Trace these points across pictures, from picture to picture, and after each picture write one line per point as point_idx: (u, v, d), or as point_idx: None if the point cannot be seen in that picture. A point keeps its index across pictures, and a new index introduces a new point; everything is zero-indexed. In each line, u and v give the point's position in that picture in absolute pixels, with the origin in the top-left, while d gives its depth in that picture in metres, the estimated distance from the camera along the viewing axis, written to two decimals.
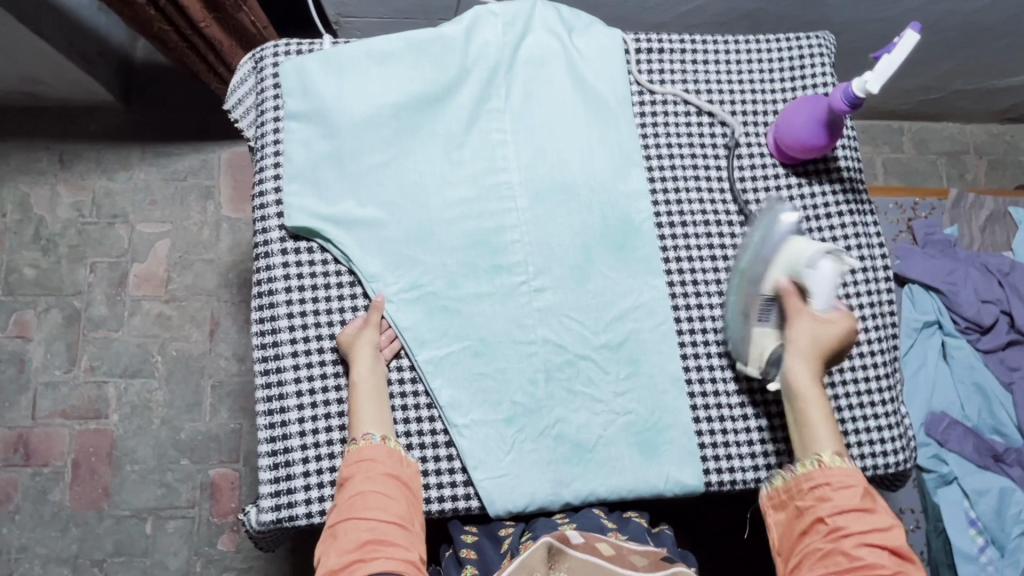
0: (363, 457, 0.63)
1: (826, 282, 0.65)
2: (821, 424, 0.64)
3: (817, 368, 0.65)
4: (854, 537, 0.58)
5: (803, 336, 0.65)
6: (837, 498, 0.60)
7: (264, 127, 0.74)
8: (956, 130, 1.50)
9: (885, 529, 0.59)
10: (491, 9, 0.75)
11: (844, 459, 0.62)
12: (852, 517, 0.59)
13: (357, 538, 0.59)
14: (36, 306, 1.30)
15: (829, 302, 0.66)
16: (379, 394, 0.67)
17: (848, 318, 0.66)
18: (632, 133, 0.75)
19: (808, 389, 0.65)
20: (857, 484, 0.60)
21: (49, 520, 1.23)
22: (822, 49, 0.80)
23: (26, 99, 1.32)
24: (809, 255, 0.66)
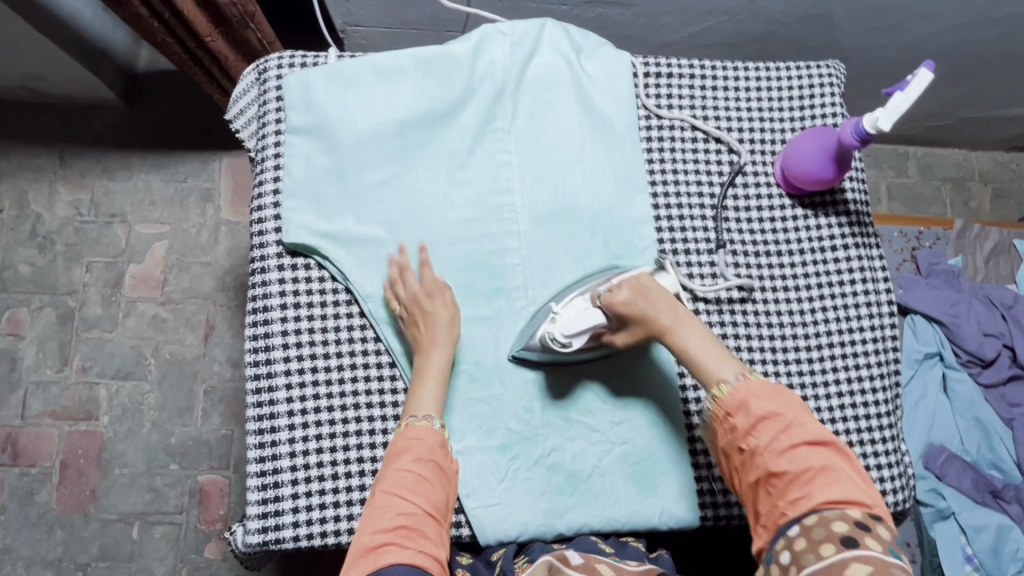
0: (421, 437, 0.61)
1: (578, 317, 0.64)
2: (705, 361, 0.61)
3: (665, 320, 0.63)
4: (772, 452, 0.56)
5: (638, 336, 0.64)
6: (742, 420, 0.58)
7: (265, 140, 0.73)
8: (961, 157, 1.49)
9: (797, 429, 0.56)
10: (500, 28, 0.75)
11: (730, 378, 0.60)
12: (764, 430, 0.57)
13: (394, 517, 0.56)
14: (30, 304, 1.28)
15: (594, 312, 0.64)
16: (446, 373, 0.65)
17: (613, 292, 0.64)
18: (638, 158, 0.75)
19: (682, 346, 0.62)
20: (748, 399, 0.58)
21: (34, 521, 1.21)
22: (832, 79, 0.79)
23: (28, 94, 1.31)
24: (560, 331, 0.64)
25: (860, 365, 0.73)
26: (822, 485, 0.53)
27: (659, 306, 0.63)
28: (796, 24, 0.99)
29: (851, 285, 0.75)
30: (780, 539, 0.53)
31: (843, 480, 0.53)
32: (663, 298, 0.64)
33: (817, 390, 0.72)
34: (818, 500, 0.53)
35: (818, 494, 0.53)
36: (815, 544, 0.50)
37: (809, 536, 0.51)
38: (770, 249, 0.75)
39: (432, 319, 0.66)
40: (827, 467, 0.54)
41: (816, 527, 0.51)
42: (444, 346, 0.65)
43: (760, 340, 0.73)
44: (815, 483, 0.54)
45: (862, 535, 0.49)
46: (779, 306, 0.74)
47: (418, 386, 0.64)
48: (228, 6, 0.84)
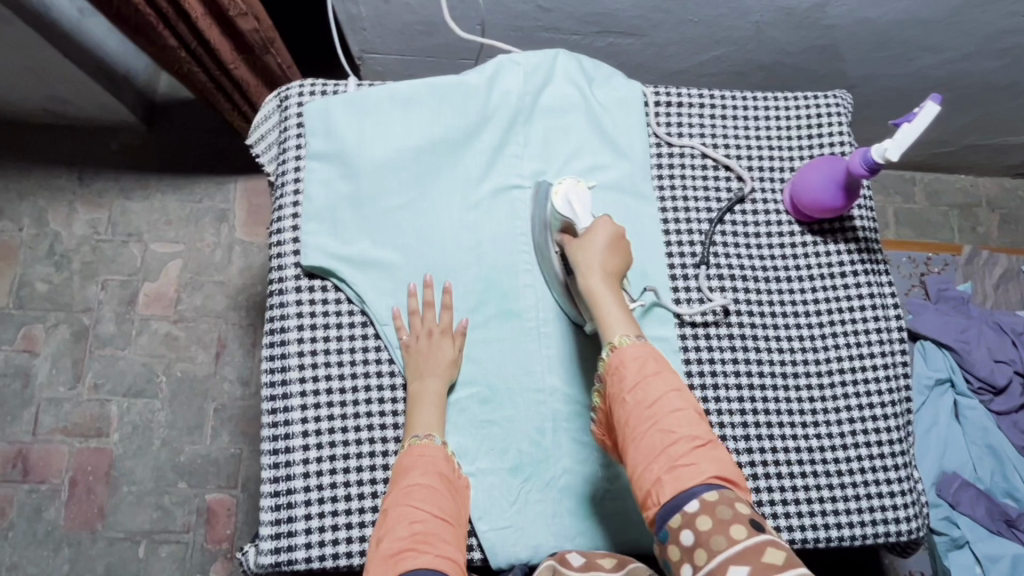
0: (423, 454, 0.62)
1: (583, 201, 0.67)
2: (614, 312, 0.62)
3: (607, 269, 0.64)
4: (662, 413, 0.56)
5: (577, 258, 0.65)
6: (635, 375, 0.58)
7: (285, 164, 0.75)
8: (968, 184, 1.50)
9: (685, 394, 0.58)
10: (514, 58, 0.77)
11: (632, 337, 0.61)
12: (656, 392, 0.57)
13: (410, 525, 0.56)
14: (45, 320, 1.30)
15: (587, 213, 0.67)
16: (442, 397, 0.67)
17: (609, 219, 0.65)
18: (648, 184, 0.76)
19: (594, 294, 0.63)
20: (647, 356, 0.59)
21: (42, 539, 1.21)
22: (839, 108, 0.81)
23: (51, 117, 1.34)
24: (564, 193, 0.68)
25: (871, 391, 0.73)
26: (710, 457, 0.54)
27: (618, 259, 0.65)
28: (803, 53, 1.01)
29: (861, 311, 0.75)
30: (677, 515, 0.52)
31: (727, 456, 0.55)
32: (623, 259, 0.65)
33: (828, 415, 0.72)
34: (709, 474, 0.53)
35: (709, 466, 0.54)
36: (723, 525, 0.50)
37: (713, 514, 0.51)
38: (779, 275, 0.76)
39: (434, 354, 0.68)
40: (713, 441, 0.56)
41: (720, 505, 0.51)
42: (442, 374, 0.67)
43: (772, 366, 0.73)
44: (703, 453, 0.55)
45: (760, 518, 0.51)
46: (790, 331, 0.74)
47: (415, 409, 0.66)
48: (251, 34, 0.89)
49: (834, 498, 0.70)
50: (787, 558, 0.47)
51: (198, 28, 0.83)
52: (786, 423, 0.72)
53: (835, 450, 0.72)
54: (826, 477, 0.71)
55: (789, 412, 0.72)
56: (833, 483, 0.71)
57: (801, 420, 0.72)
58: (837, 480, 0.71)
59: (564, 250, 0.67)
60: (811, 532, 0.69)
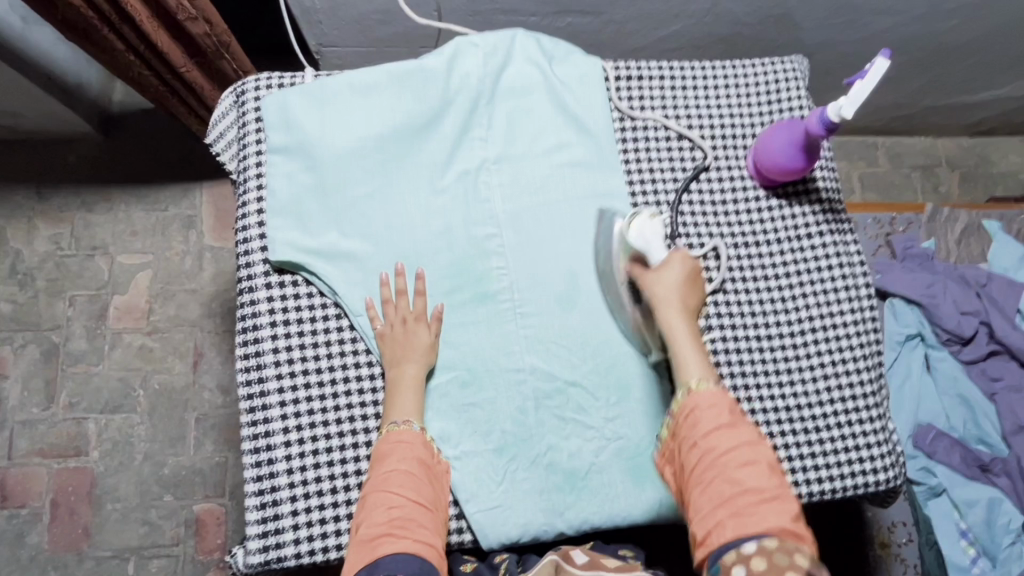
0: (401, 439, 0.62)
1: (656, 232, 0.68)
2: (692, 353, 0.63)
3: (683, 307, 0.65)
4: (730, 459, 0.56)
5: (655, 290, 0.66)
6: (706, 419, 0.59)
7: (246, 160, 0.74)
8: (928, 145, 1.54)
9: (758, 446, 0.58)
10: (471, 39, 0.76)
11: (708, 380, 0.62)
12: (726, 437, 0.58)
13: (387, 511, 0.57)
14: (13, 342, 1.26)
15: (662, 247, 0.68)
16: (420, 381, 0.67)
17: (683, 255, 0.68)
18: (615, 159, 0.77)
19: (672, 329, 0.64)
20: (728, 404, 0.60)
21: (27, 563, 1.19)
22: (797, 73, 0.82)
23: (4, 133, 1.30)
24: (639, 225, 0.68)
25: (844, 347, 0.75)
26: (778, 509, 0.53)
27: (691, 296, 0.67)
28: (759, 24, 1.02)
29: (829, 271, 0.77)
30: (732, 553, 0.51)
31: (797, 515, 0.54)
32: (696, 297, 0.67)
33: (804, 374, 0.74)
34: (775, 523, 0.52)
35: (773, 515, 0.53)
36: (777, 570, 0.49)
37: (768, 558, 0.50)
38: (750, 242, 0.77)
39: (410, 339, 0.67)
40: (785, 494, 0.55)
41: (778, 552, 0.50)
42: (419, 360, 0.67)
43: (746, 330, 0.74)
44: (772, 505, 0.54)
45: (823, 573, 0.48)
46: (762, 296, 0.76)
47: (393, 396, 0.66)
48: (203, 38, 0.88)
49: (813, 454, 0.72)
50: None
51: (145, 33, 0.82)
52: (762, 385, 0.73)
53: (812, 408, 0.73)
54: (805, 434, 0.72)
55: (765, 374, 0.73)
56: (812, 440, 0.72)
57: (778, 380, 0.73)
58: (816, 436, 0.72)
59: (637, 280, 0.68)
60: (793, 488, 0.71)
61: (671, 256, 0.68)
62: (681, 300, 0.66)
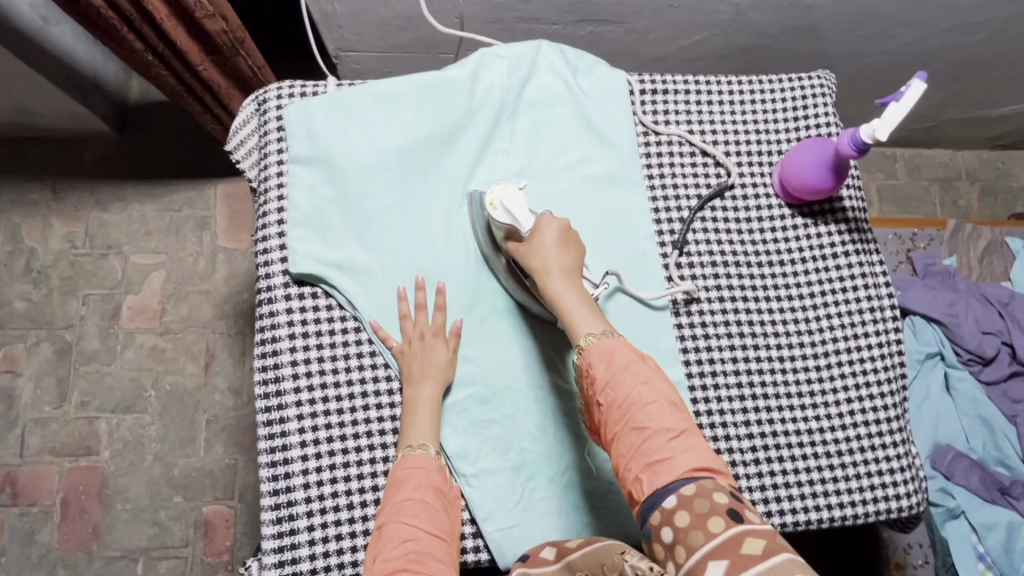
0: (416, 465, 0.62)
1: (516, 202, 0.66)
2: (578, 314, 0.62)
3: (564, 267, 0.63)
4: (631, 408, 0.57)
5: (532, 260, 0.64)
6: (602, 373, 0.59)
7: (267, 170, 0.73)
8: (948, 158, 1.52)
9: (656, 387, 0.58)
10: (496, 51, 0.75)
11: (599, 335, 0.61)
12: (626, 386, 0.57)
13: (403, 544, 0.56)
14: (26, 339, 1.27)
15: (528, 215, 0.66)
16: (437, 402, 0.66)
17: (550, 215, 0.65)
18: (639, 174, 0.76)
19: (557, 295, 0.62)
20: (623, 354, 0.59)
21: (36, 562, 1.19)
22: (824, 89, 0.81)
23: (20, 130, 1.30)
24: (502, 198, 0.66)
25: (867, 371, 0.74)
26: (687, 450, 0.55)
27: (566, 254, 0.64)
28: (783, 35, 1.01)
29: (855, 291, 0.76)
30: (657, 513, 0.53)
31: (706, 447, 0.55)
32: (575, 252, 0.65)
33: (826, 396, 0.73)
34: (687, 467, 0.54)
35: (683, 457, 0.54)
36: (701, 520, 0.50)
37: (690, 509, 0.51)
38: (773, 260, 0.76)
39: (427, 356, 0.67)
40: (690, 431, 0.56)
41: (697, 499, 0.52)
42: (437, 379, 0.66)
43: (768, 350, 0.73)
44: (680, 447, 0.55)
45: (739, 509, 0.51)
46: (785, 315, 0.75)
47: (410, 416, 0.65)
48: (220, 35, 0.87)
49: (835, 478, 0.71)
50: (766, 547, 0.47)
51: (164, 31, 0.82)
52: (782, 406, 0.72)
53: (835, 431, 0.72)
54: (826, 458, 0.71)
55: (787, 395, 0.72)
56: (834, 463, 0.71)
57: (800, 403, 0.72)
58: (838, 459, 0.71)
59: (513, 254, 0.66)
60: (815, 513, 0.70)
61: (537, 220, 0.65)
62: (556, 263, 0.63)
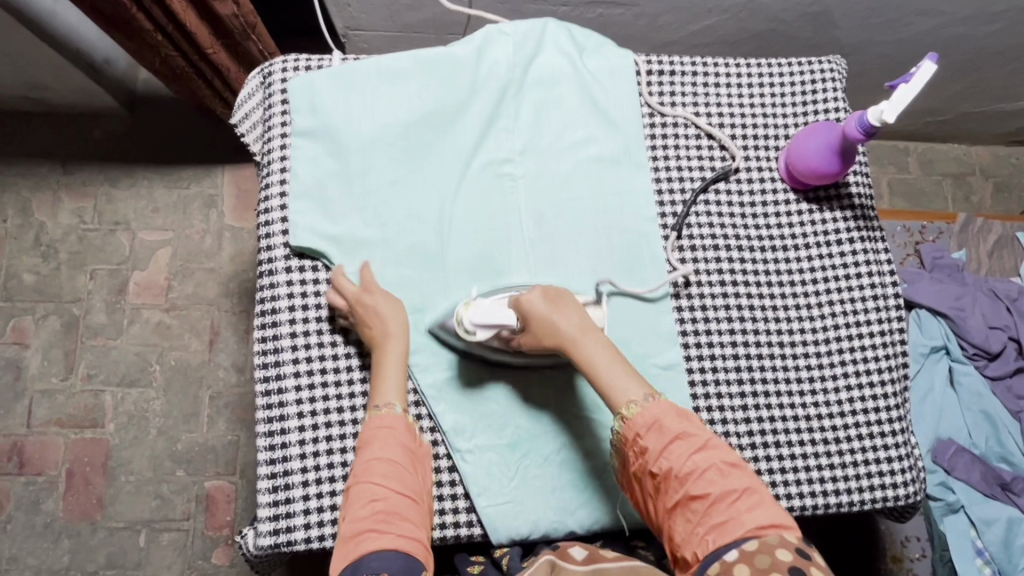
0: (383, 424, 0.62)
1: (485, 308, 0.65)
2: (613, 379, 0.61)
3: (575, 332, 0.62)
4: (689, 475, 0.57)
5: (547, 342, 0.63)
6: (653, 444, 0.59)
7: (271, 143, 0.73)
8: (962, 153, 1.50)
9: (712, 452, 0.58)
10: (502, 28, 0.75)
11: (637, 401, 0.60)
12: (681, 453, 0.58)
13: (370, 504, 0.57)
14: (35, 312, 1.28)
15: (504, 309, 0.64)
16: (401, 358, 0.66)
17: (525, 294, 0.64)
18: (643, 155, 0.75)
19: (587, 364, 0.62)
20: (660, 418, 0.59)
21: (41, 530, 1.21)
22: (834, 73, 0.79)
23: (31, 105, 1.31)
24: (470, 316, 0.65)
25: (868, 358, 0.73)
26: (750, 510, 0.54)
27: (567, 316, 0.63)
28: (795, 21, 0.99)
29: (858, 279, 0.75)
30: (716, 565, 0.52)
31: (771, 506, 0.55)
32: (572, 308, 0.64)
33: (826, 383, 0.72)
34: (752, 526, 0.53)
35: (747, 518, 0.54)
36: (761, 574, 0.50)
37: (751, 564, 0.51)
38: (777, 246, 0.75)
39: (383, 314, 0.66)
40: (750, 491, 0.56)
41: (759, 555, 0.51)
42: (397, 335, 0.66)
43: (768, 336, 0.73)
44: (742, 510, 0.55)
45: (805, 564, 0.50)
46: (787, 301, 0.74)
47: (375, 377, 0.65)
48: (231, 18, 0.88)
49: (831, 465, 0.70)
50: None
51: (175, 13, 0.82)
52: (781, 392, 0.72)
53: (833, 418, 0.72)
54: (824, 445, 0.71)
55: (785, 381, 0.72)
56: (831, 450, 0.71)
57: (799, 389, 0.72)
58: (836, 447, 0.71)
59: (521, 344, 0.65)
60: (810, 499, 0.69)
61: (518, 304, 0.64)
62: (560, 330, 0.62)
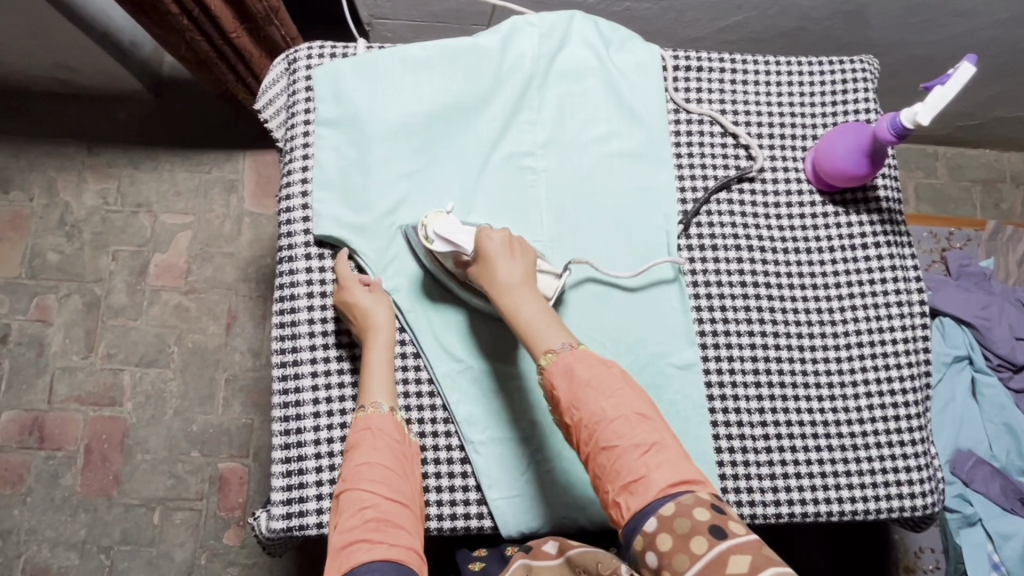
0: (369, 425, 0.61)
1: (449, 227, 0.64)
2: (537, 326, 0.59)
3: (517, 278, 0.62)
4: (600, 429, 0.54)
5: (484, 278, 0.62)
6: (565, 393, 0.56)
7: (294, 130, 0.73)
8: (993, 158, 1.46)
9: (620, 400, 0.55)
10: (529, 20, 0.74)
11: (557, 347, 0.58)
12: (591, 404, 0.55)
13: (361, 513, 0.56)
14: (58, 291, 1.30)
15: (467, 237, 0.64)
16: (388, 355, 0.65)
17: (489, 228, 0.63)
18: (668, 152, 0.74)
19: (512, 308, 0.61)
20: (581, 363, 0.57)
21: (59, 504, 1.23)
22: (866, 74, 0.78)
23: (59, 86, 1.33)
24: (432, 227, 0.64)
25: (891, 366, 0.72)
26: (660, 465, 0.52)
27: (515, 263, 0.62)
28: (826, 19, 0.97)
29: (882, 284, 0.73)
30: (639, 537, 0.50)
31: (683, 459, 0.53)
32: (525, 259, 0.63)
33: (845, 389, 0.71)
34: (662, 485, 0.51)
35: (659, 474, 0.52)
36: (682, 540, 0.48)
37: (671, 530, 0.49)
38: (800, 247, 0.74)
39: (370, 312, 0.65)
40: (662, 443, 0.53)
41: (678, 518, 0.49)
42: (384, 332, 0.65)
43: (788, 339, 0.72)
44: (654, 465, 0.52)
45: (722, 521, 0.48)
46: (807, 303, 0.73)
47: (365, 376, 0.64)
48: (254, 3, 0.89)
49: (847, 472, 0.69)
50: (752, 563, 0.45)
51: None
52: (798, 396, 0.71)
53: (851, 424, 0.70)
54: (841, 451, 0.70)
55: (804, 386, 0.71)
56: (848, 457, 0.70)
57: (817, 394, 0.71)
58: (853, 453, 0.70)
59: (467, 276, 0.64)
60: (825, 506, 0.68)
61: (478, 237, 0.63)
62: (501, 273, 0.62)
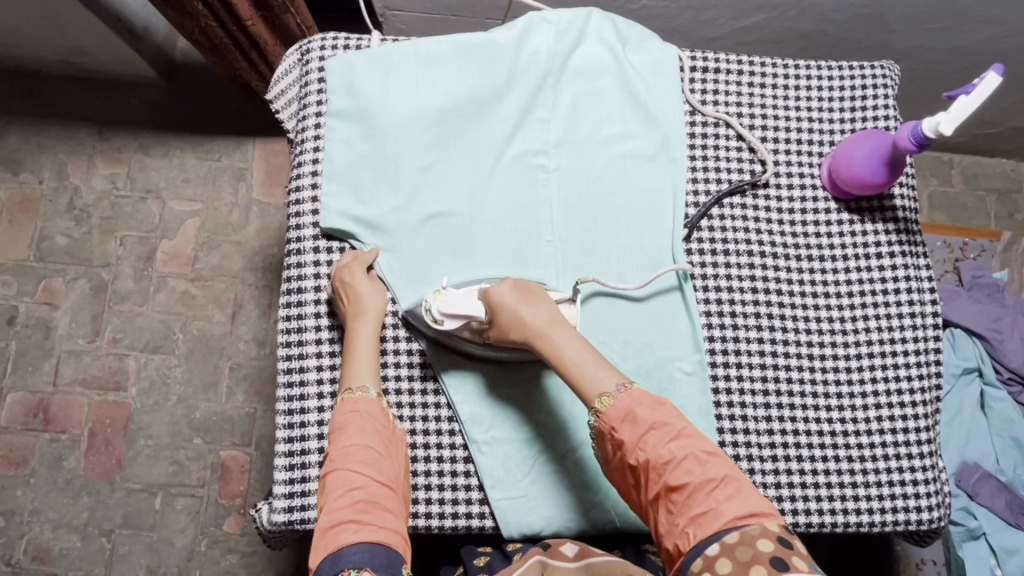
0: (356, 408, 0.61)
1: (451, 300, 0.63)
2: (585, 372, 0.59)
3: (542, 325, 0.61)
4: (663, 465, 0.54)
5: (514, 334, 0.61)
6: (627, 434, 0.56)
7: (305, 122, 0.73)
8: (1009, 168, 1.44)
9: (688, 440, 0.55)
10: (546, 16, 0.73)
11: (610, 391, 0.58)
12: (655, 443, 0.55)
13: (349, 493, 0.56)
14: (65, 274, 1.30)
15: (473, 303, 0.63)
16: (375, 342, 0.65)
17: (495, 286, 0.62)
18: (682, 154, 0.73)
19: (556, 352, 0.60)
20: (636, 406, 0.56)
21: (62, 486, 1.24)
22: (886, 80, 0.76)
23: (71, 68, 1.33)
24: (437, 306, 0.63)
25: (901, 378, 0.71)
26: (728, 499, 0.52)
27: (535, 308, 0.62)
28: (846, 22, 0.95)
29: (896, 294, 0.73)
30: (698, 560, 0.49)
31: (751, 495, 0.52)
32: (540, 302, 0.63)
33: (854, 399, 0.70)
34: (729, 518, 0.50)
35: (726, 508, 0.51)
36: (743, 567, 0.47)
37: (733, 557, 0.48)
38: (813, 255, 0.73)
39: (361, 298, 0.65)
40: (730, 479, 0.53)
41: (741, 546, 0.48)
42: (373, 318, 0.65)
43: (798, 347, 0.71)
44: (719, 500, 0.51)
45: (786, 554, 0.47)
46: (819, 311, 0.72)
47: (351, 359, 0.64)
48: None
49: (853, 484, 0.68)
50: None
51: None
52: (807, 405, 0.70)
53: (859, 435, 0.70)
54: (848, 462, 0.69)
55: (813, 394, 0.70)
56: (855, 469, 0.69)
57: (825, 403, 0.70)
58: (860, 464, 0.69)
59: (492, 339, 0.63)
60: (830, 517, 0.68)
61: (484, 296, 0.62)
62: (527, 323, 0.61)
